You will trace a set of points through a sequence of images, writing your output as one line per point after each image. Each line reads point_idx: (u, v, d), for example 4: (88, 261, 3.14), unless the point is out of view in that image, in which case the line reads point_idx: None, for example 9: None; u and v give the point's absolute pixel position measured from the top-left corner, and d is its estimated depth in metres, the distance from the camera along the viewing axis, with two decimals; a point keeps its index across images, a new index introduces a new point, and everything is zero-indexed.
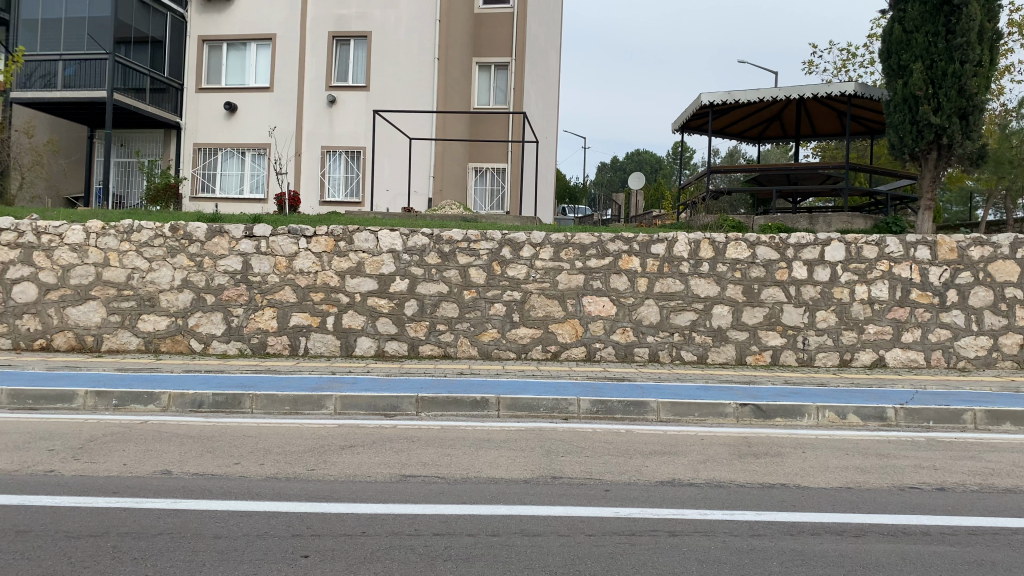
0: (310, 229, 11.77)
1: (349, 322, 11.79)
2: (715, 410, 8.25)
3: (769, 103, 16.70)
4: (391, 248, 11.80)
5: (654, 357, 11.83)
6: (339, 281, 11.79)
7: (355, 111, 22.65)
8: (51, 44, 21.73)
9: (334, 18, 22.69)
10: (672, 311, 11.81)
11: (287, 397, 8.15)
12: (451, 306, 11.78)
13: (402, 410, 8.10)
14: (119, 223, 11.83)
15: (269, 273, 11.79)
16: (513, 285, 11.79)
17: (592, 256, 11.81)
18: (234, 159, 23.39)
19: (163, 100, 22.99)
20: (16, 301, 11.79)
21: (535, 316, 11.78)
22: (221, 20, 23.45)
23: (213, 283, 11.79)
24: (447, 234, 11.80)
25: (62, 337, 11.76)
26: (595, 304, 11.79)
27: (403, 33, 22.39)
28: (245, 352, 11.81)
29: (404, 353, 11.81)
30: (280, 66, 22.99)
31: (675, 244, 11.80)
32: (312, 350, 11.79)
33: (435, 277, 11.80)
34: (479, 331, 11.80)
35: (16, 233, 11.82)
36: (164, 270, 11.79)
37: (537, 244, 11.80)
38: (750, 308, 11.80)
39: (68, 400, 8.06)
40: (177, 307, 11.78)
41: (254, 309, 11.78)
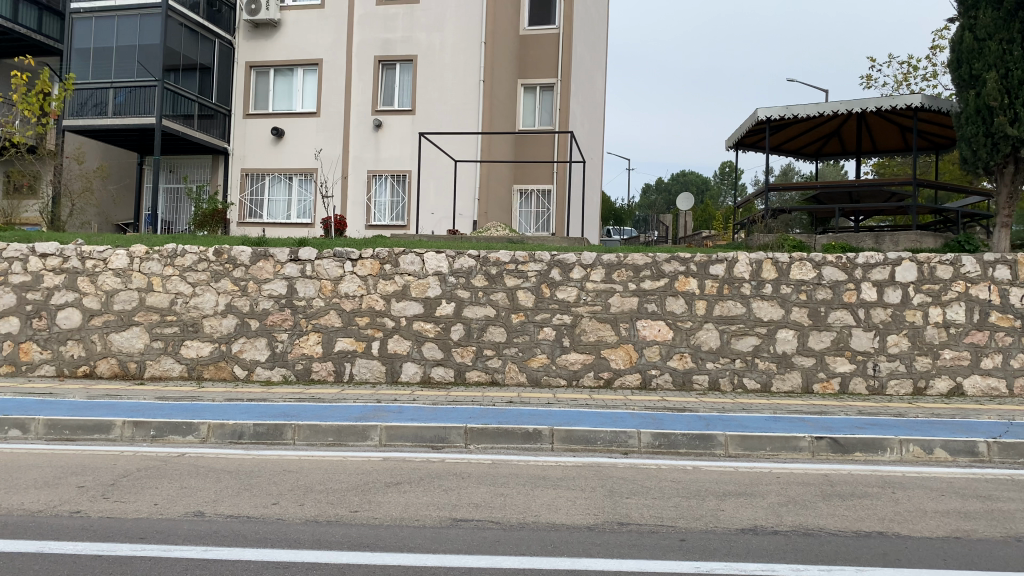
0: (355, 252, 11.45)
1: (394, 347, 11.38)
2: (789, 444, 7.64)
3: (829, 118, 16.02)
4: (437, 270, 11.41)
5: (714, 384, 11.20)
6: (385, 305, 11.42)
7: (400, 133, 22.49)
8: (102, 72, 22.00)
9: (379, 41, 22.60)
10: (733, 335, 11.19)
11: (330, 427, 7.73)
12: (499, 331, 11.30)
13: (450, 442, 7.62)
14: (163, 248, 11.65)
15: (314, 296, 11.47)
16: (564, 308, 11.28)
17: (646, 278, 11.28)
18: (280, 184, 23.36)
19: (211, 125, 23.11)
20: (60, 327, 11.60)
21: (586, 341, 11.25)
22: (268, 46, 23.55)
23: (257, 308, 11.50)
24: (495, 255, 11.37)
25: (106, 364, 11.56)
26: (650, 328, 11.21)
27: (448, 54, 22.18)
28: (289, 379, 11.47)
29: (451, 379, 11.35)
30: (325, 91, 22.97)
31: (736, 265, 11.22)
32: (356, 377, 11.40)
33: (482, 300, 11.35)
34: (529, 357, 11.29)
35: (60, 258, 11.68)
36: (207, 295, 11.55)
37: (588, 265, 11.31)
38: (816, 332, 11.12)
39: (105, 431, 7.74)
40: (220, 332, 11.51)
41: (298, 335, 11.46)
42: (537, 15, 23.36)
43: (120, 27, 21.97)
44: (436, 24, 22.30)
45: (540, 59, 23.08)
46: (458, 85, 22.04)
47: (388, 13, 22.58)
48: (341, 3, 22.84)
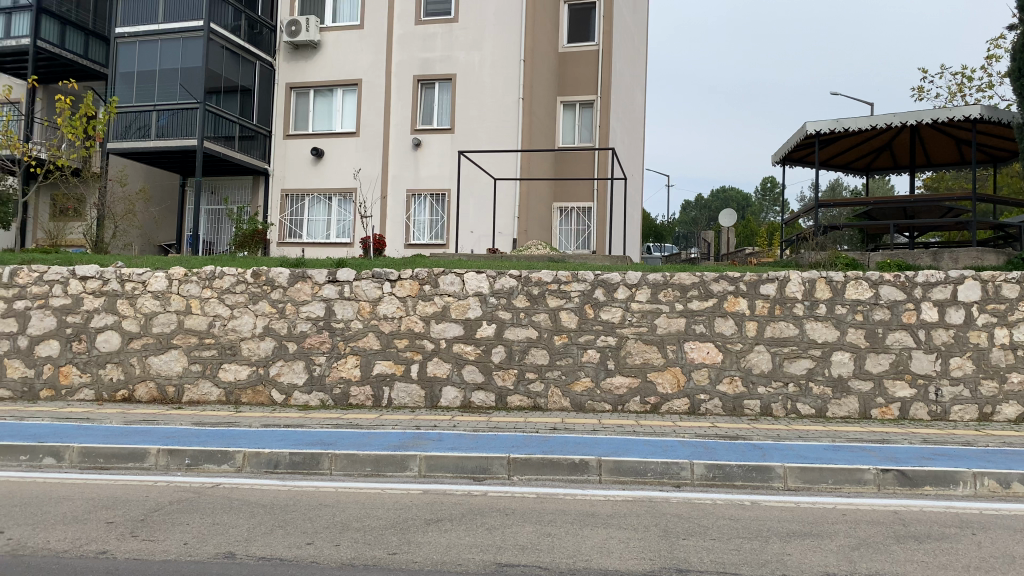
0: (394, 273, 11.24)
1: (433, 370, 11.10)
2: (853, 477, 7.16)
3: (881, 131, 15.47)
4: (477, 291, 11.14)
5: (767, 410, 10.71)
6: (424, 327, 11.16)
7: (439, 152, 22.36)
8: (145, 95, 22.24)
9: (418, 61, 22.56)
10: (786, 358, 10.71)
11: (368, 456, 7.46)
12: (541, 353, 10.96)
13: (493, 473, 7.28)
14: (202, 270, 11.55)
15: (353, 318, 11.26)
16: (608, 330, 10.91)
17: (694, 298, 10.87)
18: (320, 204, 23.34)
19: (252, 146, 23.22)
20: (99, 351, 11.52)
21: (631, 364, 10.86)
22: (308, 67, 23.67)
23: (296, 330, 11.32)
24: (536, 275, 11.07)
25: (144, 387, 11.45)
26: (698, 351, 10.79)
27: (487, 72, 22.03)
28: (327, 403, 11.23)
29: (491, 404, 11.01)
30: (364, 111, 22.97)
31: (788, 284, 10.77)
32: (395, 401, 11.12)
33: (523, 322, 11.03)
34: (571, 381, 10.92)
35: (100, 281, 11.63)
36: (246, 317, 11.40)
37: (632, 285, 10.95)
38: (874, 355, 10.59)
39: (139, 459, 7.53)
40: (259, 355, 11.34)
41: (337, 358, 11.24)
42: (576, 32, 23.19)
43: (164, 51, 22.22)
44: (474, 42, 22.20)
45: (579, 75, 22.87)
46: (498, 103, 21.87)
47: (426, 32, 22.56)
48: (380, 24, 22.91)
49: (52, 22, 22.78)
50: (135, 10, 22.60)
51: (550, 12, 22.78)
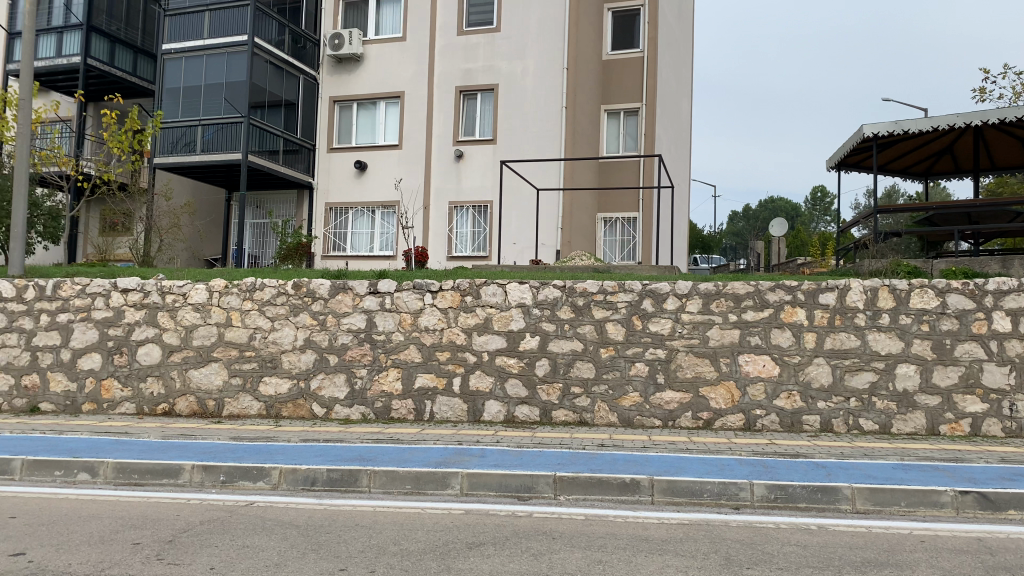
0: (435, 284, 10.95)
1: (476, 384, 10.76)
2: (928, 499, 6.60)
3: (942, 133, 14.80)
4: (520, 302, 10.78)
5: (827, 426, 10.15)
6: (466, 339, 10.83)
7: (481, 163, 22.11)
8: (191, 110, 22.41)
9: (461, 72, 22.39)
10: (847, 371, 10.14)
11: (408, 474, 7.12)
12: (587, 366, 10.55)
13: (538, 492, 6.90)
14: (243, 282, 11.39)
15: (394, 330, 10.99)
16: (657, 341, 10.47)
17: (748, 308, 10.38)
18: (364, 217, 23.25)
19: (297, 160, 23.26)
20: (140, 364, 11.42)
21: (682, 378, 10.39)
22: (351, 80, 23.69)
23: (337, 343, 11.08)
24: (581, 285, 10.68)
25: (185, 401, 11.32)
26: (753, 364, 10.29)
27: (530, 81, 21.74)
28: (368, 417, 10.95)
29: (536, 419, 10.63)
30: (407, 123, 22.86)
31: (848, 293, 10.21)
32: (437, 416, 10.81)
33: (568, 333, 10.64)
34: (619, 395, 10.48)
35: (141, 293, 11.54)
36: (286, 329, 11.20)
37: (683, 294, 10.50)
38: (942, 367, 9.97)
39: (173, 476, 7.30)
40: (299, 368, 11.13)
41: (378, 371, 10.97)
42: (620, 39, 22.84)
43: (209, 67, 22.39)
44: (517, 51, 21.96)
45: (624, 83, 22.49)
46: (540, 112, 21.55)
47: (469, 43, 22.39)
48: (422, 36, 22.83)
49: (101, 41, 23.16)
50: (181, 27, 22.85)
51: (593, 20, 22.46)
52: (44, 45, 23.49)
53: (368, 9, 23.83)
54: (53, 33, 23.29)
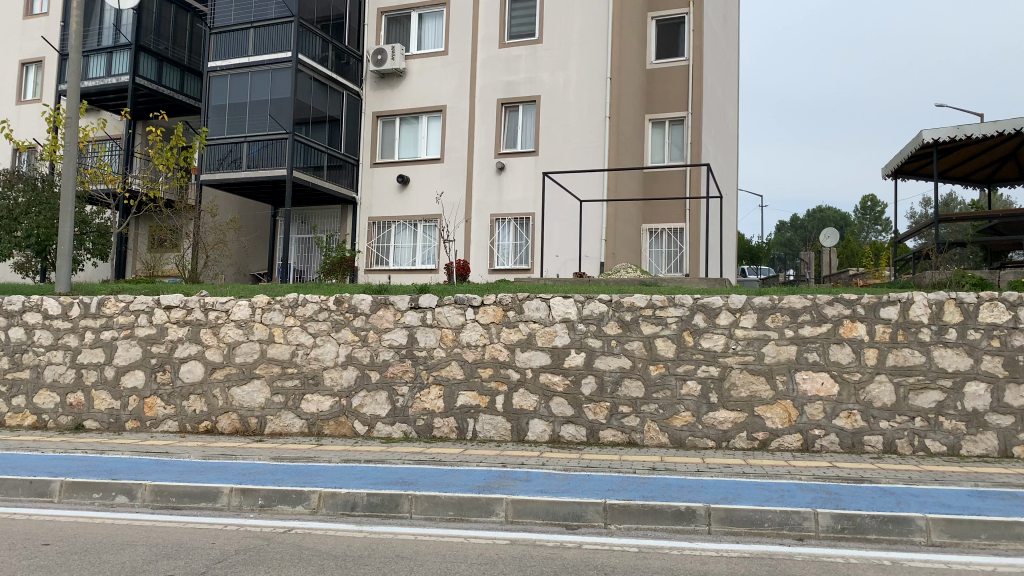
0: (477, 299, 10.69)
1: (520, 402, 10.44)
2: (1011, 532, 6.10)
3: (1007, 138, 14.12)
4: (565, 317, 10.46)
5: (891, 448, 9.60)
6: (509, 355, 10.53)
7: (524, 175, 21.85)
8: (237, 127, 22.58)
9: (503, 84, 22.22)
10: (911, 390, 9.61)
11: (450, 499, 6.83)
12: (636, 384, 10.18)
13: (587, 521, 6.55)
14: (285, 298, 11.27)
15: (435, 346, 10.75)
16: (710, 359, 10.06)
17: (805, 323, 9.92)
18: (407, 231, 23.14)
19: (340, 175, 23.29)
20: (183, 381, 11.34)
21: (736, 397, 9.96)
22: (394, 95, 23.68)
23: (378, 359, 10.87)
24: (629, 300, 10.33)
25: (227, 419, 11.20)
26: (811, 382, 9.81)
27: (573, 91, 21.45)
28: (410, 436, 10.71)
29: (583, 439, 10.27)
30: (449, 136, 22.74)
31: (912, 306, 9.69)
32: (480, 435, 10.50)
33: (616, 350, 10.28)
34: (670, 415, 10.08)
35: (184, 310, 11.48)
36: (328, 345, 11.03)
37: (736, 309, 10.09)
38: (1014, 386, 9.39)
39: (211, 499, 7.12)
40: (341, 386, 10.94)
41: (420, 388, 10.73)
42: (664, 48, 22.48)
43: (254, 83, 22.56)
44: (559, 62, 21.71)
45: (669, 92, 22.10)
46: (583, 123, 21.23)
47: (511, 55, 22.22)
48: (464, 48, 22.73)
49: (150, 60, 23.51)
50: (227, 44, 23.07)
51: (637, 29, 22.14)
52: (94, 65, 23.90)
53: (410, 24, 23.83)
54: (103, 53, 23.69)
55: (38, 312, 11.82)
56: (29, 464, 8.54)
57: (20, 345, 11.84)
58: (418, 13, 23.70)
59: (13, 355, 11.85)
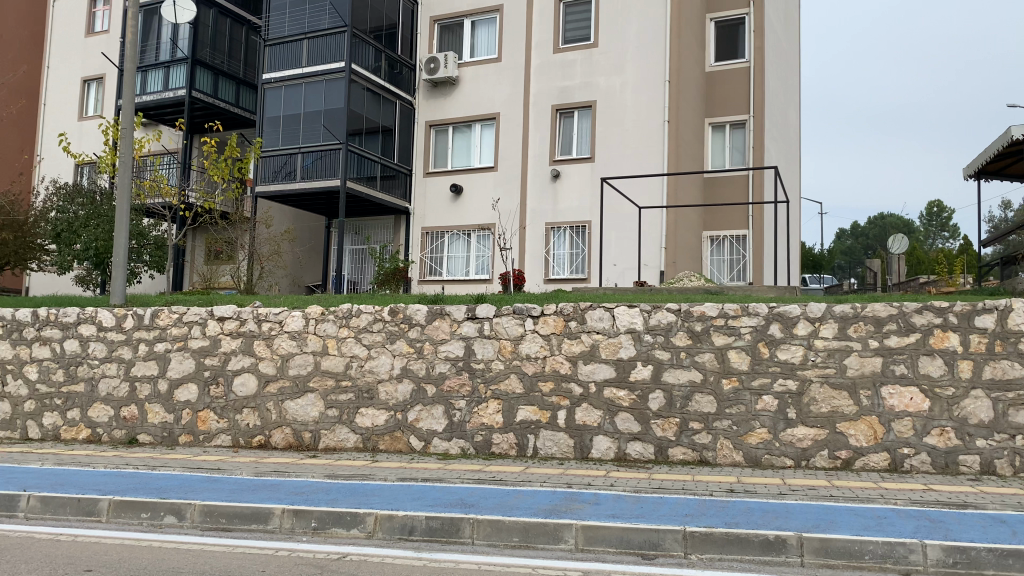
0: (537, 309, 10.22)
1: (583, 418, 9.90)
2: None
3: None
4: (630, 327, 9.91)
5: (989, 468, 8.77)
6: (571, 368, 10.01)
7: (579, 183, 21.32)
8: (291, 138, 22.54)
9: (557, 90, 21.78)
10: (1012, 406, 8.78)
11: (516, 524, 6.34)
12: (707, 399, 9.56)
13: (665, 550, 6.00)
14: (339, 308, 10.94)
15: (493, 358, 10.28)
16: (787, 372, 9.41)
17: (891, 333, 9.20)
18: (460, 241, 22.76)
19: (394, 185, 23.07)
20: (237, 395, 11.07)
21: (816, 413, 9.27)
22: (447, 103, 23.41)
23: (435, 372, 10.46)
24: (699, 309, 9.75)
25: (281, 434, 10.88)
26: (899, 397, 9.07)
27: (630, 96, 20.89)
28: (467, 452, 10.23)
29: (651, 457, 9.66)
30: (503, 144, 22.35)
31: (1010, 314, 8.89)
32: (541, 452, 9.98)
33: (685, 363, 9.69)
34: (745, 432, 9.44)
35: (237, 321, 11.22)
36: (383, 357, 10.66)
37: (815, 318, 9.44)
38: None
39: (263, 521, 6.74)
40: (396, 400, 10.54)
41: (478, 402, 10.26)
42: (724, 50, 21.81)
43: (308, 94, 22.50)
44: (615, 66, 21.19)
45: (729, 96, 21.41)
46: (641, 128, 20.63)
47: (565, 60, 21.79)
48: (518, 55, 22.37)
49: (206, 73, 23.68)
50: (281, 56, 23.10)
51: (695, 31, 21.52)
52: (152, 79, 24.15)
53: (463, 31, 23.57)
54: (161, 67, 23.93)
55: (93, 324, 11.70)
56: (78, 480, 8.28)
57: (75, 357, 11.71)
58: (470, 20, 23.43)
59: (68, 368, 11.72)
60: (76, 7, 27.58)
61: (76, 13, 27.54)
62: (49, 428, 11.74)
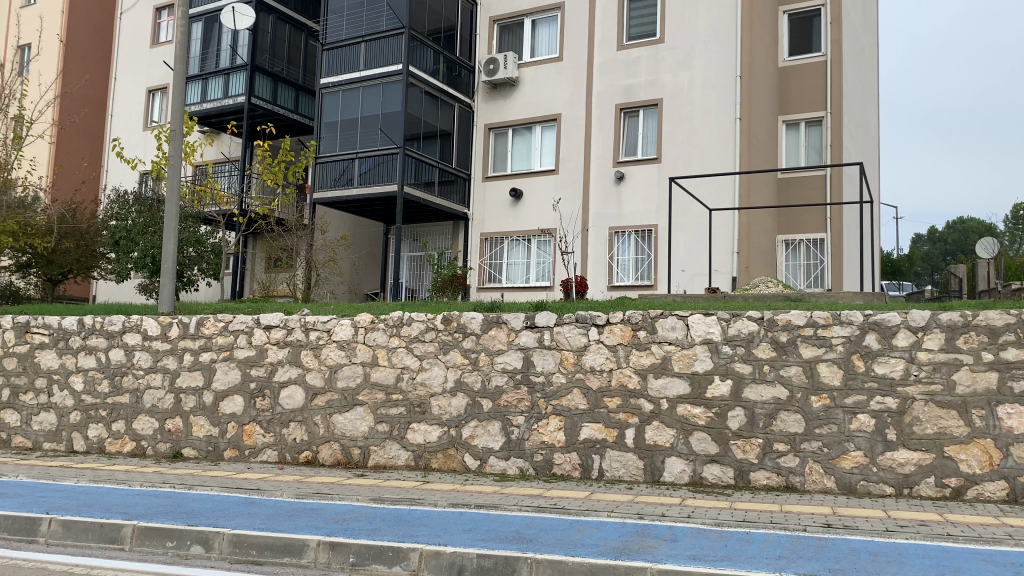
0: (602, 317, 9.36)
1: (654, 438, 8.97)
2: None
3: None
4: (706, 337, 8.97)
5: None
6: (640, 382, 9.11)
7: (645, 185, 20.34)
8: (348, 144, 22.13)
9: (621, 88, 20.88)
10: None
11: (580, 565, 5.47)
12: (794, 419, 8.56)
13: None
14: (390, 316, 10.27)
15: (554, 371, 9.44)
16: (886, 388, 8.34)
17: (1009, 345, 8.05)
18: (520, 247, 21.93)
19: (452, 191, 22.45)
20: (283, 408, 10.47)
21: (921, 435, 8.16)
22: (506, 105, 22.69)
23: (491, 385, 9.67)
24: (783, 317, 8.76)
25: (328, 450, 10.23)
26: (1019, 418, 7.91)
27: (699, 92, 19.85)
28: (526, 473, 9.40)
29: (730, 482, 8.69)
30: (564, 146, 21.52)
31: None
32: (608, 475, 9.08)
33: (769, 378, 8.71)
34: (837, 455, 8.38)
35: (284, 330, 10.64)
36: (436, 369, 9.93)
37: (918, 328, 8.35)
38: None
39: (296, 554, 6.02)
40: (450, 414, 9.80)
41: (537, 419, 9.43)
42: (798, 44, 20.61)
43: (365, 98, 22.06)
44: (683, 62, 20.19)
45: (805, 92, 20.22)
46: (711, 126, 19.56)
47: (630, 57, 20.87)
48: (580, 53, 21.56)
49: (265, 79, 23.51)
50: (339, 60, 22.75)
51: (768, 24, 20.41)
52: (212, 87, 24.08)
53: (523, 31, 22.84)
54: (221, 75, 23.86)
55: (138, 333, 11.27)
56: (108, 500, 7.69)
57: (120, 367, 11.29)
58: (531, 19, 22.70)
59: (113, 378, 11.31)
60: (141, 18, 27.80)
61: (142, 24, 27.77)
62: (94, 441, 11.35)
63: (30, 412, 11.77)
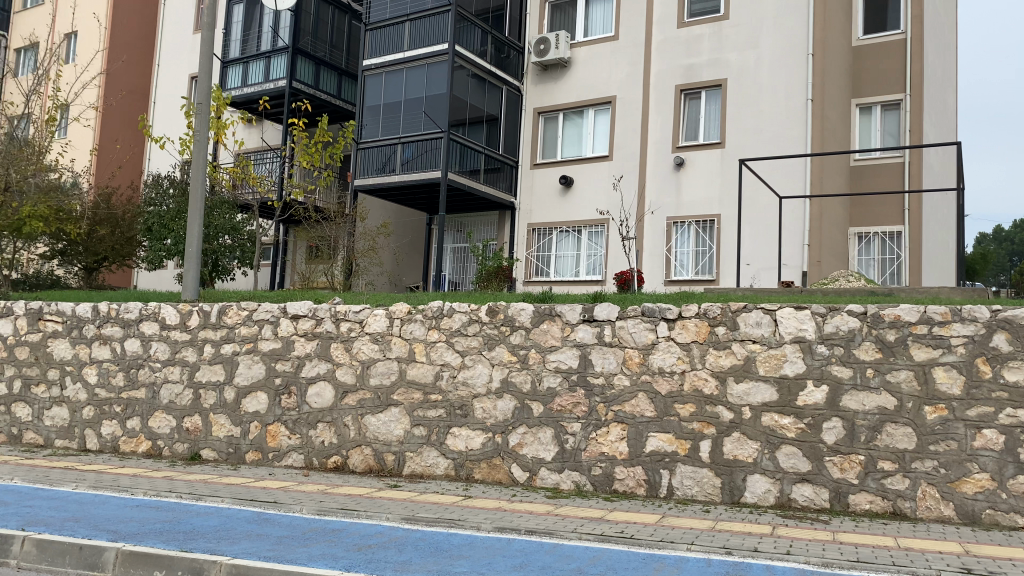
0: (673, 310, 8.10)
1: (733, 452, 7.68)
2: None
3: None
4: (797, 335, 7.65)
5: None
6: (718, 387, 7.83)
7: (707, 171, 18.91)
8: (391, 129, 21.13)
9: (682, 68, 19.50)
10: None
11: None
12: (903, 433, 7.19)
13: None
14: (428, 306, 9.12)
15: (616, 372, 8.20)
16: (1017, 398, 6.92)
17: None
18: (570, 238, 20.65)
19: (499, 179, 21.26)
20: (311, 407, 9.41)
21: None
22: (557, 88, 21.43)
23: (542, 387, 8.47)
24: (890, 312, 7.39)
25: (359, 455, 9.13)
26: None
27: (767, 71, 18.35)
28: (583, 489, 8.19)
29: (824, 505, 7.36)
30: (619, 130, 20.21)
31: None
32: (678, 493, 7.83)
33: (873, 384, 7.35)
34: (957, 478, 6.99)
35: (313, 321, 9.57)
36: (479, 367, 8.76)
37: None
38: None
39: None
40: (495, 419, 8.61)
41: (596, 427, 8.20)
42: (875, 20, 18.98)
43: (409, 80, 21.03)
44: (749, 40, 18.71)
45: (882, 73, 18.60)
46: (780, 108, 18.05)
47: (691, 35, 19.47)
48: (637, 32, 20.20)
49: (307, 62, 22.62)
50: (383, 42, 21.75)
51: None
52: (253, 70, 23.26)
53: (576, 10, 21.56)
54: (262, 57, 23.04)
55: (156, 322, 10.31)
56: (101, 512, 6.65)
57: (136, 359, 10.35)
58: None
59: (128, 371, 10.37)
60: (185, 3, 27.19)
61: (185, 8, 27.15)
62: (107, 439, 10.44)
63: (42, 405, 10.90)
